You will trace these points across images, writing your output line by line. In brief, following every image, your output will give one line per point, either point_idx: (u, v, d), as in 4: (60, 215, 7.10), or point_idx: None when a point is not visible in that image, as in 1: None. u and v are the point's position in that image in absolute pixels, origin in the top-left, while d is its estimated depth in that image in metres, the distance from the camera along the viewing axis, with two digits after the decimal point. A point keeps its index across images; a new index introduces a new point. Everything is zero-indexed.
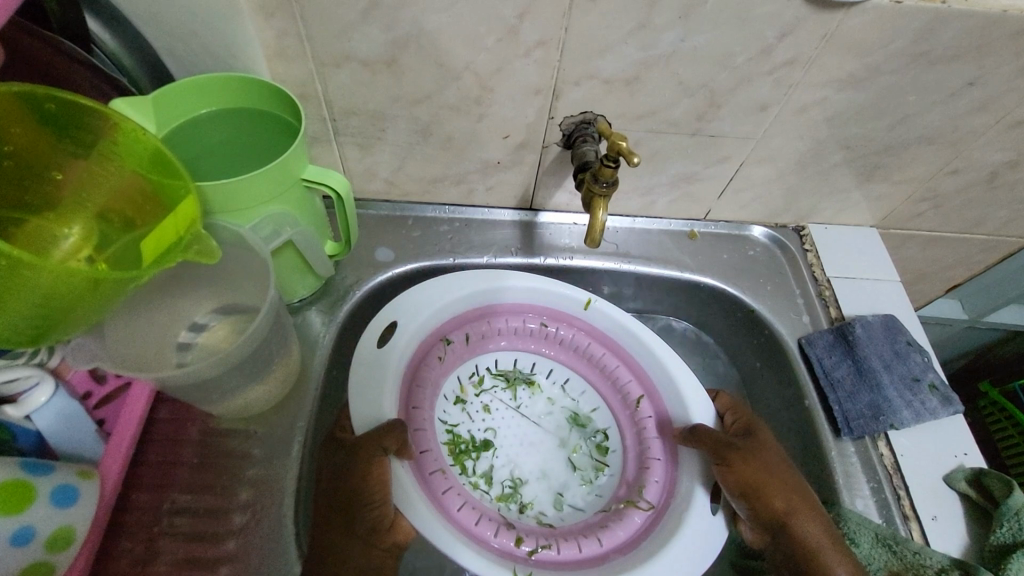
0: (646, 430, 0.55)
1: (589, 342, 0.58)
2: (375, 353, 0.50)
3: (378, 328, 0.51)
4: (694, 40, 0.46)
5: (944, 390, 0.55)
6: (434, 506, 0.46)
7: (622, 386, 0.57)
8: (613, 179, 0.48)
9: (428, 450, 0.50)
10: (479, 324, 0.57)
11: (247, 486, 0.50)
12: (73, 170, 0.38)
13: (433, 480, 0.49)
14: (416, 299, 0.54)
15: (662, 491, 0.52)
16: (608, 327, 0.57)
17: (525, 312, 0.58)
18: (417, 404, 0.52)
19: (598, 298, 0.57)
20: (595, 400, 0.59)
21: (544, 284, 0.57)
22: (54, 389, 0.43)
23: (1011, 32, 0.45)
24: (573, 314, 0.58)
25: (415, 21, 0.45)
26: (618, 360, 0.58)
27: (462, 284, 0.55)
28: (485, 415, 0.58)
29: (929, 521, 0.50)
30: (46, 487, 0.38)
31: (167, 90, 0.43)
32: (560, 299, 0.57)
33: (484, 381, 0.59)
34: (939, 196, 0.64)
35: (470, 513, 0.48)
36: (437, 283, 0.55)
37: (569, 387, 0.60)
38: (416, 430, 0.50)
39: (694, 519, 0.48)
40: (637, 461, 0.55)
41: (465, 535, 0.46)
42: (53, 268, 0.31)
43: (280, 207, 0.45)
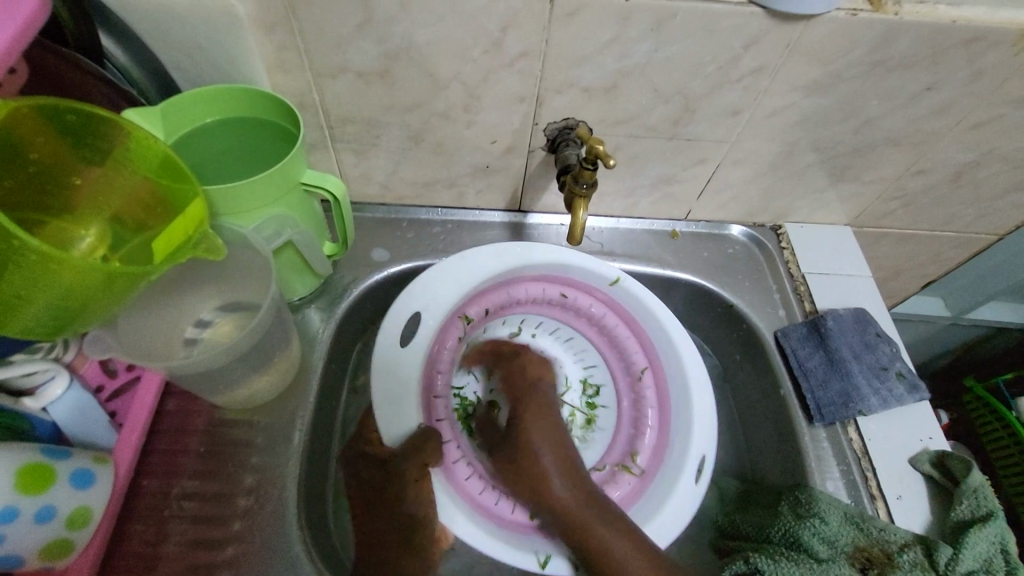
0: (644, 398, 0.58)
1: (604, 313, 0.60)
2: (396, 351, 0.53)
3: (399, 325, 0.54)
4: (667, 51, 0.50)
5: (912, 378, 0.58)
6: (459, 497, 0.51)
7: (628, 355, 0.60)
8: (593, 181, 0.52)
9: (444, 420, 0.55)
10: (497, 295, 0.59)
11: (252, 472, 0.53)
12: (89, 177, 0.41)
13: (457, 470, 0.53)
14: (434, 285, 0.55)
15: (653, 454, 0.56)
16: (628, 303, 0.59)
17: (545, 282, 0.60)
18: (438, 395, 0.55)
19: (626, 276, 0.58)
20: (595, 357, 0.62)
21: (574, 259, 0.58)
22: (68, 383, 0.46)
23: (961, 41, 0.49)
24: (594, 287, 0.59)
25: (405, 35, 0.49)
26: (629, 330, 0.60)
27: (487, 259, 0.57)
28: (496, 372, 0.60)
29: (894, 500, 0.53)
30: (66, 469, 0.41)
31: (176, 100, 0.47)
32: (585, 273, 0.59)
33: (496, 338, 0.60)
34: (908, 195, 0.67)
35: (492, 494, 0.53)
36: (459, 263, 0.56)
37: (574, 345, 0.62)
38: (433, 397, 0.55)
39: (677, 490, 0.52)
40: (630, 424, 0.58)
41: (487, 516, 0.51)
42: (77, 265, 0.34)
43: (280, 209, 0.49)
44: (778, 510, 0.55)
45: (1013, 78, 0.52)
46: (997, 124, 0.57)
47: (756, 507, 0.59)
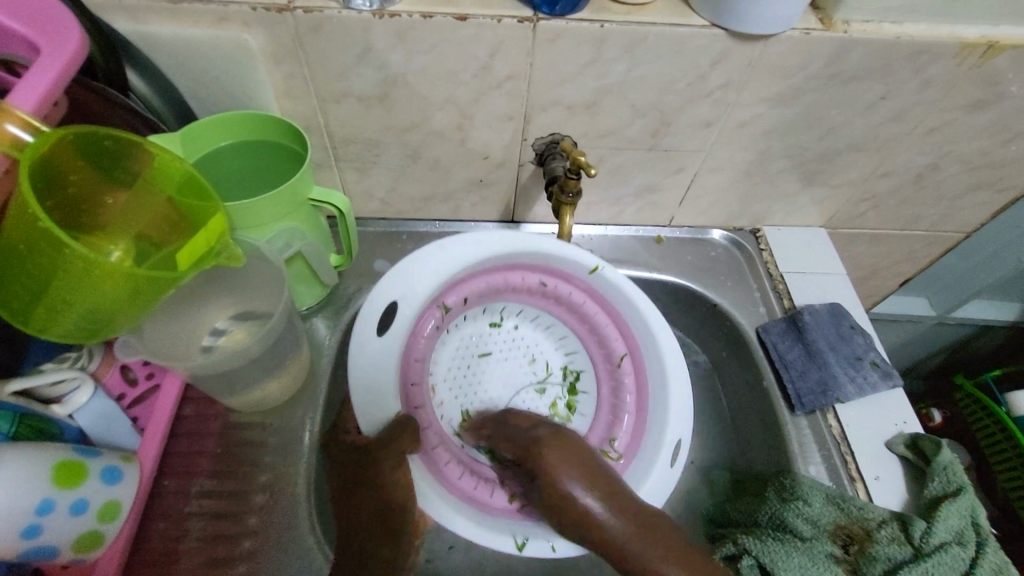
0: (623, 386, 0.61)
1: (584, 301, 0.63)
2: (377, 341, 0.55)
3: (376, 310, 0.55)
4: (641, 70, 0.55)
5: (884, 366, 0.62)
6: (437, 483, 0.53)
7: (607, 342, 0.63)
8: (577, 189, 0.57)
9: (423, 407, 0.58)
10: (478, 282, 0.62)
11: (266, 471, 0.56)
12: (118, 199, 0.45)
13: (437, 456, 0.55)
14: (413, 274, 0.57)
15: (630, 440, 0.59)
16: (606, 291, 0.62)
17: (523, 271, 0.63)
18: (416, 381, 0.58)
19: (605, 264, 0.61)
20: (575, 343, 0.65)
21: (557, 247, 0.60)
22: (93, 391, 0.49)
23: (908, 54, 0.54)
24: (573, 274, 0.62)
25: (403, 62, 0.53)
26: (608, 319, 0.63)
27: (467, 248, 0.59)
28: (478, 358, 0.64)
29: (872, 481, 0.56)
30: (97, 466, 0.45)
31: (195, 127, 0.51)
32: (568, 262, 0.61)
33: (475, 325, 0.64)
34: (875, 196, 0.72)
35: (470, 480, 0.56)
36: (441, 252, 0.58)
37: (553, 332, 0.66)
38: (411, 385, 0.58)
39: (654, 476, 0.55)
40: (609, 412, 0.61)
41: (467, 502, 0.54)
42: (116, 272, 0.39)
43: (291, 223, 0.53)
44: (765, 496, 0.58)
45: (959, 86, 0.57)
46: (950, 128, 0.62)
47: (746, 495, 0.61)
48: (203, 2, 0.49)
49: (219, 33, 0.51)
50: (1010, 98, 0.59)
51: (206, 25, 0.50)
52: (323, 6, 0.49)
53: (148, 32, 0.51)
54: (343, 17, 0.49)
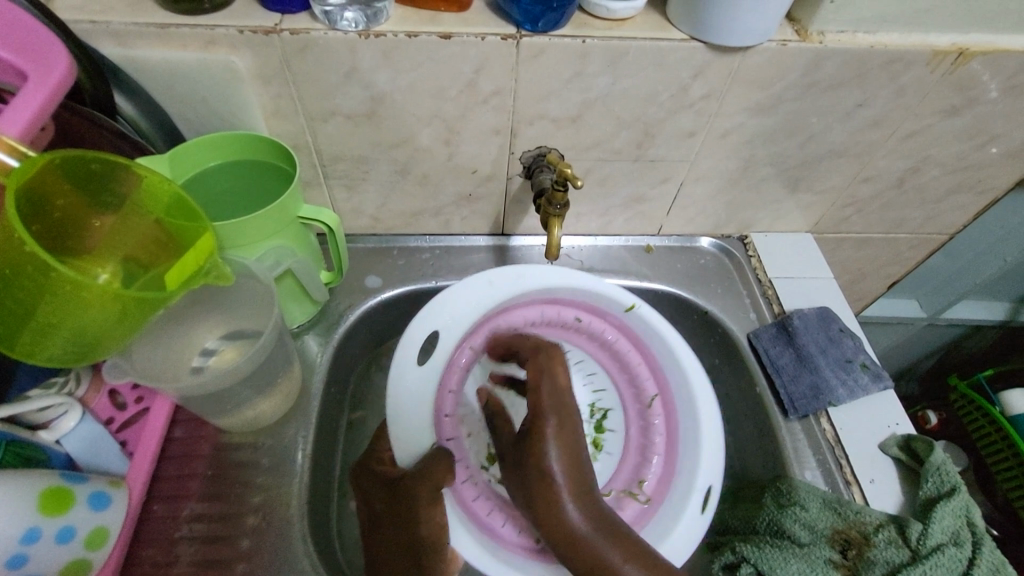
0: (653, 427, 0.60)
1: (617, 338, 0.63)
2: (412, 370, 0.56)
3: (418, 342, 0.56)
4: (624, 83, 0.56)
5: (875, 368, 0.62)
6: (466, 516, 0.53)
7: (638, 382, 0.62)
8: (564, 202, 0.58)
9: (455, 439, 0.58)
10: (513, 317, 0.61)
11: (257, 492, 0.55)
12: (105, 222, 0.45)
13: (464, 490, 0.55)
14: (453, 306, 0.58)
15: (658, 485, 0.57)
16: (640, 330, 0.61)
17: (562, 305, 0.62)
18: (448, 413, 0.58)
19: (641, 303, 0.60)
20: (605, 381, 0.64)
21: (595, 283, 0.60)
22: (80, 416, 0.49)
23: (881, 62, 0.55)
24: (609, 311, 0.62)
25: (389, 80, 0.54)
26: (640, 357, 0.62)
27: (511, 282, 0.59)
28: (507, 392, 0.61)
29: (867, 484, 0.56)
30: (83, 492, 0.44)
31: (182, 148, 0.52)
32: (602, 300, 0.61)
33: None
34: (859, 201, 0.73)
35: (502, 518, 0.54)
36: (483, 287, 0.58)
37: (583, 368, 0.64)
38: (444, 416, 0.58)
39: (683, 522, 0.53)
40: (638, 451, 0.60)
41: (489, 535, 0.53)
42: (103, 294, 0.38)
43: (279, 241, 0.53)
44: (762, 502, 0.58)
45: (933, 92, 0.58)
46: (927, 133, 0.63)
47: (743, 502, 0.61)
48: (190, 26, 0.49)
49: (207, 55, 0.51)
50: (983, 103, 0.60)
51: (193, 49, 0.51)
52: (309, 28, 0.50)
53: (135, 56, 0.51)
54: (330, 38, 0.50)
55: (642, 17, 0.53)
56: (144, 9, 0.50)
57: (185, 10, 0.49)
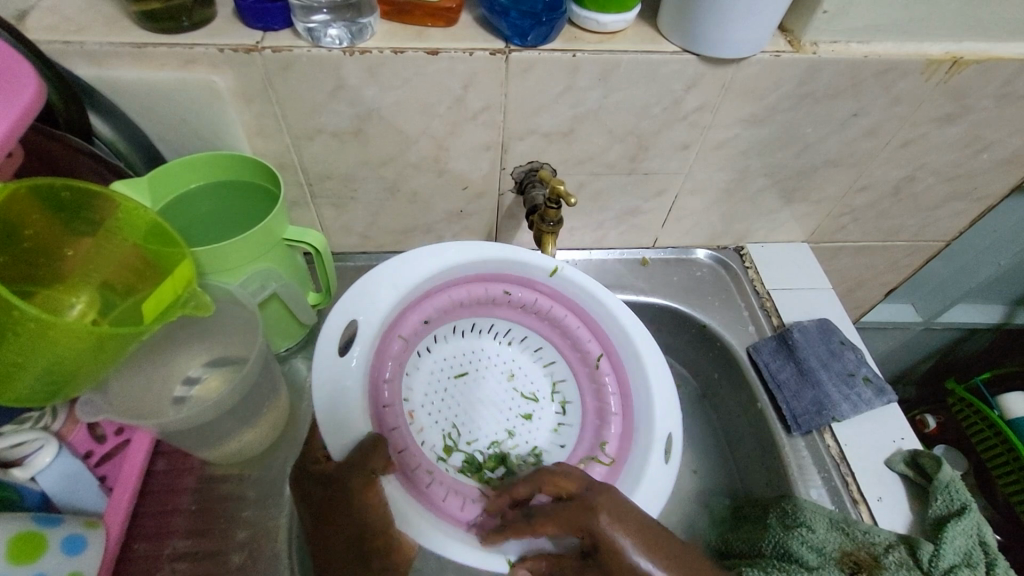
0: (604, 385, 0.58)
1: (551, 305, 0.60)
2: (338, 361, 0.50)
3: (338, 329, 0.51)
4: (616, 96, 0.54)
5: (877, 381, 0.61)
6: (414, 500, 0.49)
7: (582, 345, 0.60)
8: (558, 218, 0.58)
9: (399, 427, 0.52)
10: (440, 298, 0.58)
11: (243, 526, 0.54)
12: (80, 248, 0.44)
13: (418, 477, 0.51)
14: (371, 293, 0.53)
15: (621, 443, 0.56)
16: (571, 291, 0.60)
17: (488, 281, 0.60)
18: (388, 403, 0.52)
19: (565, 265, 0.59)
20: (553, 352, 0.61)
21: (518, 251, 0.58)
22: (57, 450, 0.46)
23: (876, 72, 0.54)
24: (537, 279, 0.60)
25: (375, 98, 0.53)
26: (578, 320, 0.60)
27: (429, 257, 0.56)
28: (454, 379, 0.59)
29: (875, 502, 0.55)
30: (57, 537, 0.42)
31: (161, 171, 0.50)
32: (526, 266, 0.59)
33: (454, 344, 0.60)
34: (855, 210, 0.72)
35: (456, 501, 0.52)
36: (394, 270, 0.55)
37: (528, 345, 0.62)
38: (383, 407, 0.52)
39: (651, 474, 0.52)
40: (596, 414, 0.58)
41: (455, 525, 0.50)
42: (73, 331, 0.36)
43: (264, 265, 0.51)
44: (767, 522, 0.56)
45: (928, 101, 0.58)
46: (923, 142, 0.63)
47: (747, 523, 0.60)
48: (168, 45, 0.48)
49: (187, 75, 0.50)
50: (978, 111, 0.60)
51: (172, 68, 0.49)
52: (291, 45, 0.48)
53: (112, 77, 0.49)
54: (313, 55, 0.49)
55: (633, 29, 0.53)
56: (121, 28, 0.48)
57: (161, 29, 0.48)
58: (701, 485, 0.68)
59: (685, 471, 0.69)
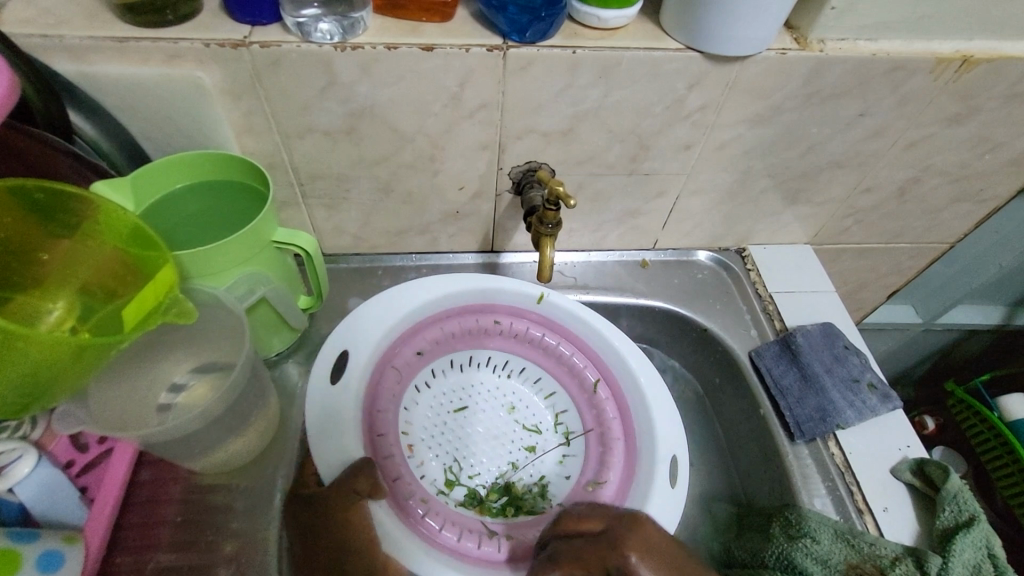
0: (605, 413, 0.57)
1: (543, 333, 0.59)
2: (328, 387, 0.50)
3: (329, 358, 0.51)
4: (617, 94, 0.53)
5: (882, 388, 0.60)
6: (404, 525, 0.47)
7: (578, 372, 0.58)
8: (557, 220, 0.56)
9: (393, 456, 0.51)
10: (434, 330, 0.57)
11: (231, 539, 0.52)
12: (58, 251, 0.42)
13: (412, 508, 0.50)
14: (361, 321, 0.54)
15: (625, 470, 0.54)
16: (563, 320, 0.59)
17: (480, 311, 0.59)
18: (382, 431, 0.52)
19: (551, 291, 0.58)
20: (553, 383, 0.60)
21: (506, 281, 0.58)
22: (36, 460, 0.44)
23: (885, 71, 0.53)
24: (527, 308, 0.59)
25: (368, 95, 0.51)
26: (574, 348, 0.59)
27: (416, 291, 0.56)
28: (454, 413, 0.58)
29: (881, 513, 0.54)
30: (32, 553, 0.40)
31: (145, 170, 0.48)
32: (515, 295, 0.58)
33: (454, 378, 0.59)
34: (859, 212, 0.71)
35: (452, 531, 0.50)
36: (383, 302, 0.55)
37: (529, 376, 0.61)
38: (377, 435, 0.51)
39: (655, 495, 0.50)
40: (599, 442, 0.56)
41: (449, 554, 0.48)
42: (47, 341, 0.35)
43: (252, 268, 0.49)
44: (770, 533, 0.55)
45: (937, 101, 0.56)
46: (929, 142, 0.61)
47: (749, 533, 0.58)
48: (151, 39, 0.46)
49: (171, 70, 0.48)
50: (986, 111, 0.58)
51: (155, 63, 0.47)
52: (280, 40, 0.46)
53: (93, 72, 0.47)
54: (303, 50, 0.47)
55: (635, 25, 0.51)
56: (101, 22, 0.46)
57: (144, 23, 0.46)
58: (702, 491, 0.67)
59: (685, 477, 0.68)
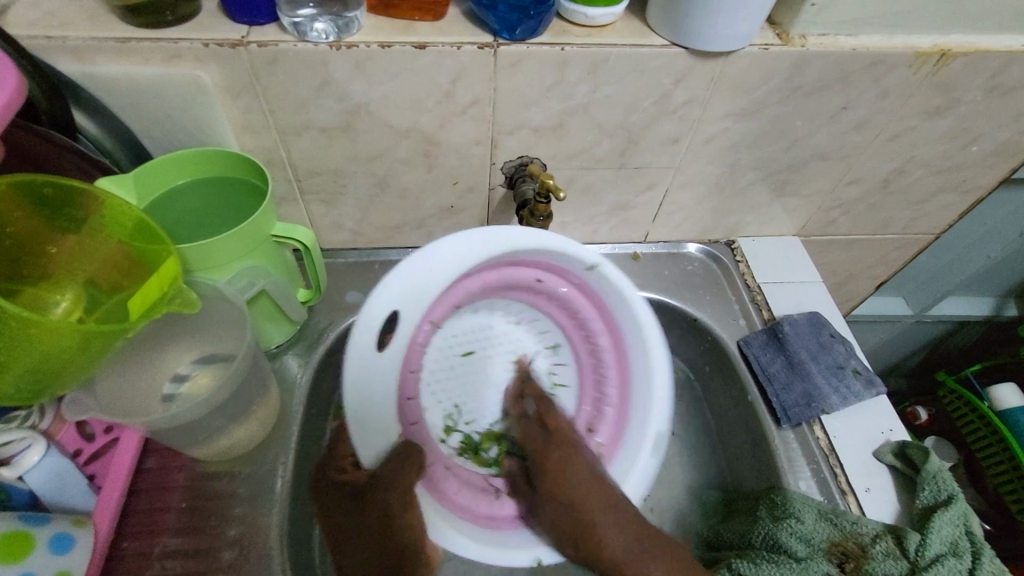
0: (607, 378, 0.59)
1: (574, 295, 0.58)
2: (361, 364, 0.46)
3: (376, 324, 0.46)
4: (605, 90, 0.54)
5: (867, 374, 0.62)
6: (435, 500, 0.52)
7: (592, 335, 0.59)
8: (548, 213, 0.58)
9: (417, 421, 0.53)
10: (473, 282, 0.54)
11: (234, 523, 0.54)
12: (65, 244, 0.43)
13: (434, 471, 0.53)
14: (420, 276, 0.48)
15: (614, 430, 0.58)
16: (602, 288, 0.57)
17: (524, 267, 0.56)
18: (410, 395, 0.53)
19: (605, 262, 0.55)
20: (559, 337, 0.61)
21: (561, 243, 0.53)
22: (45, 448, 0.44)
23: (865, 65, 0.54)
24: (572, 270, 0.56)
25: (364, 92, 0.52)
26: (597, 313, 0.58)
27: (475, 244, 0.49)
28: (462, 357, 0.58)
29: (863, 493, 0.55)
30: (44, 535, 0.42)
31: (148, 167, 0.49)
32: (564, 258, 0.54)
33: (465, 321, 0.58)
34: (845, 203, 0.72)
35: (466, 493, 0.55)
36: (441, 253, 0.48)
37: (537, 325, 0.61)
38: (405, 399, 0.52)
39: (640, 463, 0.55)
40: (594, 404, 0.60)
41: (467, 518, 0.53)
42: (58, 329, 0.36)
43: (251, 261, 0.51)
44: (757, 514, 0.57)
45: (917, 93, 0.58)
46: (911, 135, 0.63)
47: (737, 515, 0.60)
48: (152, 39, 0.47)
49: (172, 70, 0.49)
50: (966, 104, 0.60)
51: (156, 63, 0.49)
52: (277, 40, 0.48)
53: (95, 72, 0.49)
54: (300, 50, 0.48)
55: (622, 22, 0.52)
56: (104, 22, 0.48)
57: (144, 23, 0.47)
58: (694, 478, 0.69)
59: (676, 463, 0.70)
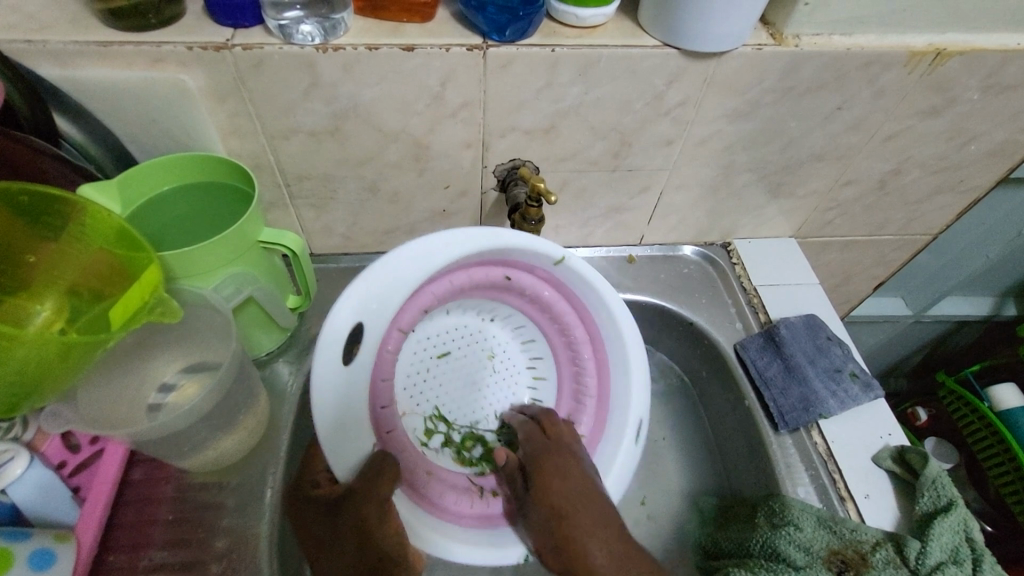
0: (584, 372, 0.58)
1: (546, 292, 0.57)
2: (346, 374, 0.45)
3: (341, 337, 0.43)
4: (597, 92, 0.54)
5: (864, 377, 0.61)
6: (420, 507, 0.51)
7: (566, 330, 0.58)
8: (539, 216, 0.57)
9: (394, 429, 0.51)
10: (440, 285, 0.52)
11: (222, 535, 0.52)
12: (43, 252, 0.42)
13: (418, 478, 0.52)
14: (382, 285, 0.45)
15: (595, 422, 0.58)
16: (572, 281, 0.55)
17: (494, 265, 0.54)
18: (385, 404, 0.51)
19: (572, 255, 0.53)
20: (534, 331, 0.60)
21: (528, 239, 0.51)
22: (29, 461, 0.44)
23: (861, 65, 0.54)
24: (542, 266, 0.54)
25: (352, 95, 0.52)
26: (569, 307, 0.57)
27: (438, 246, 0.47)
28: (437, 359, 0.58)
29: (862, 500, 0.54)
30: (25, 550, 0.41)
31: (130, 173, 0.48)
32: (529, 254, 0.52)
33: (439, 323, 0.58)
34: (842, 204, 0.72)
35: (455, 496, 0.54)
36: (402, 260, 0.46)
37: (511, 321, 0.61)
38: (382, 408, 0.50)
39: (621, 454, 0.55)
40: (573, 396, 0.59)
41: (455, 521, 0.52)
42: (36, 341, 0.36)
43: (238, 268, 0.50)
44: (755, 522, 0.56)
45: (914, 93, 0.57)
46: (907, 135, 0.62)
47: (735, 523, 0.60)
48: (135, 43, 0.46)
49: (155, 74, 0.48)
50: (962, 104, 0.59)
51: (139, 67, 0.48)
52: (262, 43, 0.47)
53: (77, 77, 0.48)
54: (285, 52, 0.47)
55: (613, 23, 0.52)
56: (85, 27, 0.47)
57: (127, 27, 0.46)
58: (692, 484, 0.68)
59: (673, 469, 0.69)
